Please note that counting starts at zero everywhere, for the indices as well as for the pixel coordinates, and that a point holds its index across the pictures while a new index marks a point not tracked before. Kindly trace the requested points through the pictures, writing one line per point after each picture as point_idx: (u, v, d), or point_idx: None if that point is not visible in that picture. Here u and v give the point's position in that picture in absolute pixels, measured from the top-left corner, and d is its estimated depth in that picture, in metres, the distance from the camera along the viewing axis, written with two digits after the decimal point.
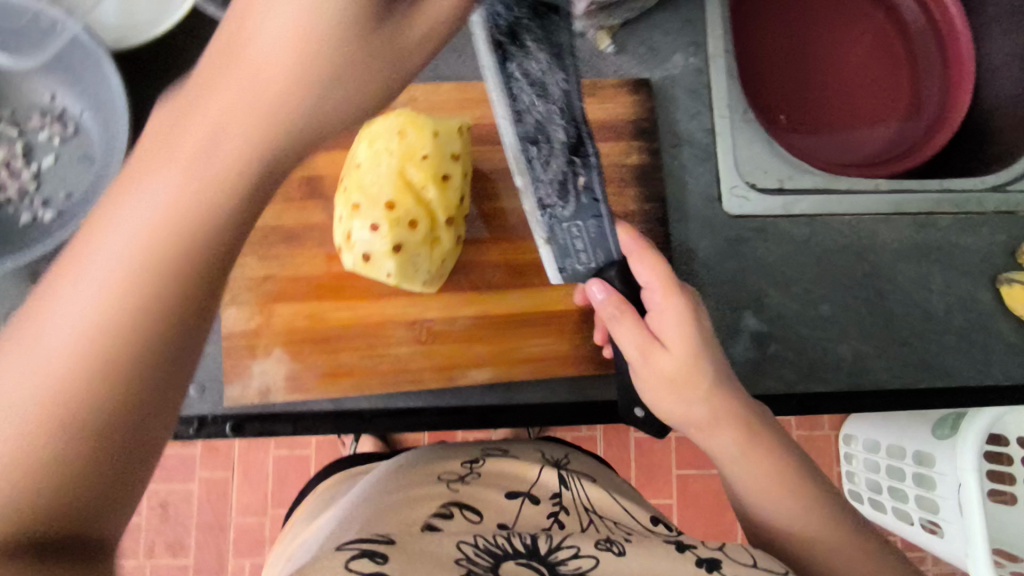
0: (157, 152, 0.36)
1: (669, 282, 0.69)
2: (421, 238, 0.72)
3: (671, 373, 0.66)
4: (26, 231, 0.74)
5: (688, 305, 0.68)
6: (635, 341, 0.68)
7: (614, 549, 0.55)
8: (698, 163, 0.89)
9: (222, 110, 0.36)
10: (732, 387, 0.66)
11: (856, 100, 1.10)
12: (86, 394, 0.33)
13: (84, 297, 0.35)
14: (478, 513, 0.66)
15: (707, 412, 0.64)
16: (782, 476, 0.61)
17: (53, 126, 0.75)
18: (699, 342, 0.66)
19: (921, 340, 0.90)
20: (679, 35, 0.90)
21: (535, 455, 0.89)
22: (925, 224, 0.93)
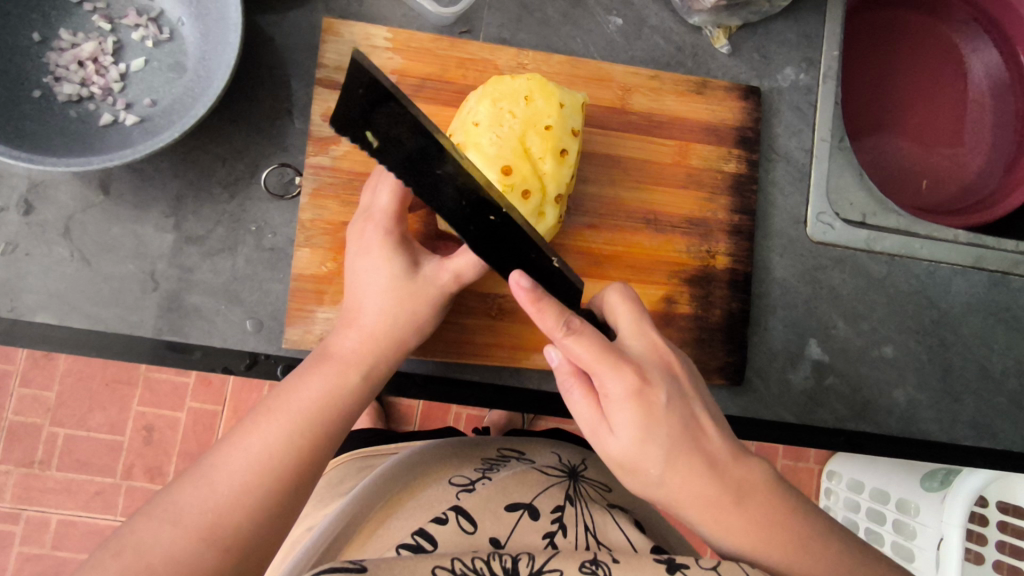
0: (376, 303, 0.65)
1: (601, 355, 0.54)
2: (530, 212, 0.68)
3: (620, 458, 0.57)
4: (105, 132, 0.70)
5: (633, 385, 0.55)
6: (586, 417, 0.59)
7: (599, 571, 0.52)
8: (791, 183, 0.87)
9: (402, 286, 0.66)
10: (696, 456, 0.57)
11: (937, 140, 1.09)
12: (338, 393, 0.61)
13: (337, 356, 0.63)
14: (473, 523, 0.67)
15: (666, 489, 0.57)
16: (769, 538, 0.57)
17: (148, 27, 0.71)
18: (654, 424, 0.55)
19: (974, 397, 0.89)
20: (794, 48, 0.87)
21: (551, 458, 0.86)
22: (999, 283, 0.91)
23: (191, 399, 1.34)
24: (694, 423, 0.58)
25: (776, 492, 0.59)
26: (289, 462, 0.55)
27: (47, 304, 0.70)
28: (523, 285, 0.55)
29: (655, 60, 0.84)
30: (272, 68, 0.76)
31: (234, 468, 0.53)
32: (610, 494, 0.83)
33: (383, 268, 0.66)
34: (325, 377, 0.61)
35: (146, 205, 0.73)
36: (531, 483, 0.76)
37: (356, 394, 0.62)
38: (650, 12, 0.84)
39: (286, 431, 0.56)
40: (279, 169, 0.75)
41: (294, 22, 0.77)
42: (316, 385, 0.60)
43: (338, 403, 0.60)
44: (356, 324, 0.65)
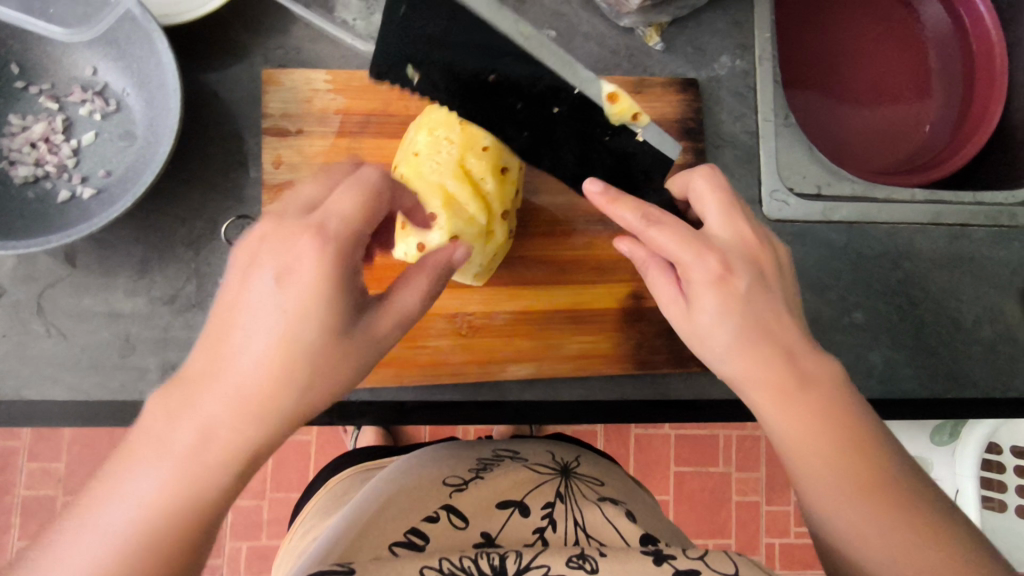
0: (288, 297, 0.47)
1: (682, 242, 0.57)
2: (478, 231, 0.70)
3: (699, 329, 0.59)
4: (64, 209, 0.72)
5: (713, 270, 0.57)
6: (665, 292, 0.63)
7: (586, 566, 0.57)
8: (740, 166, 0.89)
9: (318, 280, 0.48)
10: (768, 339, 0.57)
11: (884, 106, 1.12)
12: (240, 427, 0.46)
13: (231, 368, 0.46)
14: (465, 520, 0.71)
15: (731, 368, 0.59)
16: (825, 430, 0.57)
17: (94, 101, 0.73)
18: (733, 308, 0.57)
19: (950, 350, 0.90)
20: (727, 36, 0.89)
21: (544, 456, 0.89)
22: (959, 235, 0.92)
23: None
24: (775, 309, 0.58)
25: (853, 407, 0.58)
26: (212, 483, 0.45)
27: (30, 381, 0.72)
28: (595, 191, 0.59)
29: (592, 66, 0.86)
30: (220, 124, 0.78)
31: (117, 510, 0.44)
32: (602, 487, 0.84)
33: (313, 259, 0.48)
34: (221, 395, 0.46)
35: (114, 273, 0.75)
36: (523, 481, 0.80)
37: (265, 424, 0.47)
38: (581, 21, 0.86)
39: (174, 466, 0.45)
40: (238, 221, 0.76)
41: (236, 77, 0.79)
42: (218, 404, 0.46)
43: (242, 434, 0.46)
44: (258, 329, 0.47)
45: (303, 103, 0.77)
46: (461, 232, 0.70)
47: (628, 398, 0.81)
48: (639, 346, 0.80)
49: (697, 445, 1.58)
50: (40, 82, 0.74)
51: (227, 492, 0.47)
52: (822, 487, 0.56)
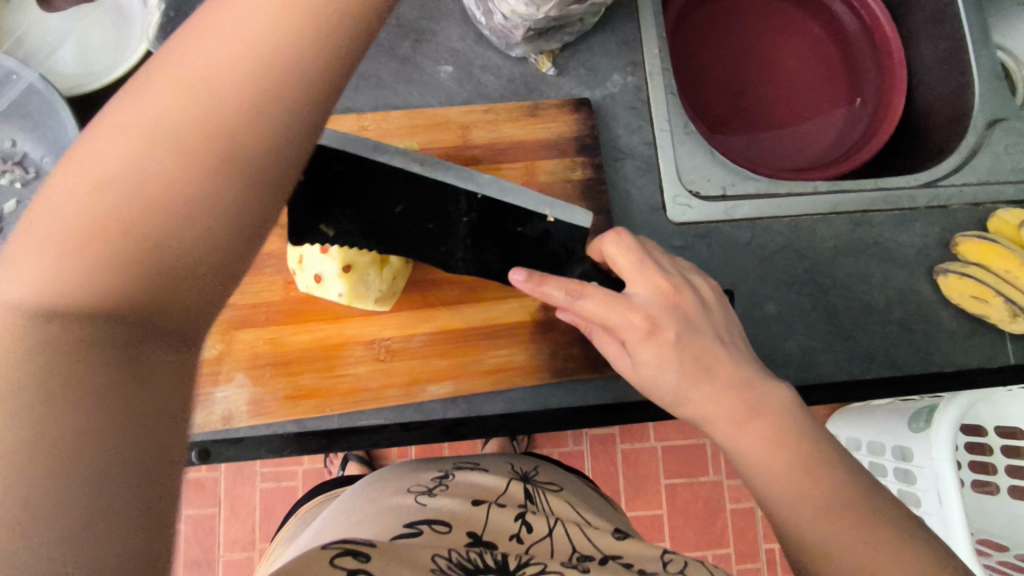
0: (169, 104, 0.36)
1: (608, 304, 0.64)
2: (371, 258, 0.74)
3: (643, 380, 0.65)
4: None
5: (643, 321, 0.63)
6: (608, 350, 0.68)
7: (576, 567, 0.61)
8: (641, 175, 0.93)
9: (168, 102, 0.36)
10: (717, 383, 0.61)
11: (796, 108, 1.18)
12: (112, 285, 0.34)
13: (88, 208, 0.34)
14: (447, 524, 0.68)
15: (688, 411, 0.63)
16: (793, 459, 0.57)
17: (13, 171, 0.78)
18: (664, 354, 0.62)
19: (864, 332, 0.93)
20: (617, 55, 0.95)
21: (505, 467, 0.94)
22: (861, 222, 0.96)
23: (187, 507, 1.43)
24: (712, 349, 0.63)
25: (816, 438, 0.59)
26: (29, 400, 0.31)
27: None
28: (519, 278, 0.67)
29: (491, 95, 0.91)
30: None
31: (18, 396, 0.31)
32: (562, 491, 0.89)
33: (145, 109, 0.36)
34: (66, 221, 0.34)
35: None
36: (486, 488, 0.82)
37: (95, 289, 0.34)
38: (476, 55, 0.91)
39: None
40: None
41: None
42: (58, 221, 0.34)
43: (87, 287, 0.34)
44: (95, 151, 0.35)
45: None
46: (355, 261, 0.74)
47: (549, 409, 0.84)
48: (554, 355, 0.83)
49: (682, 457, 1.59)
50: None
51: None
52: (796, 524, 0.56)
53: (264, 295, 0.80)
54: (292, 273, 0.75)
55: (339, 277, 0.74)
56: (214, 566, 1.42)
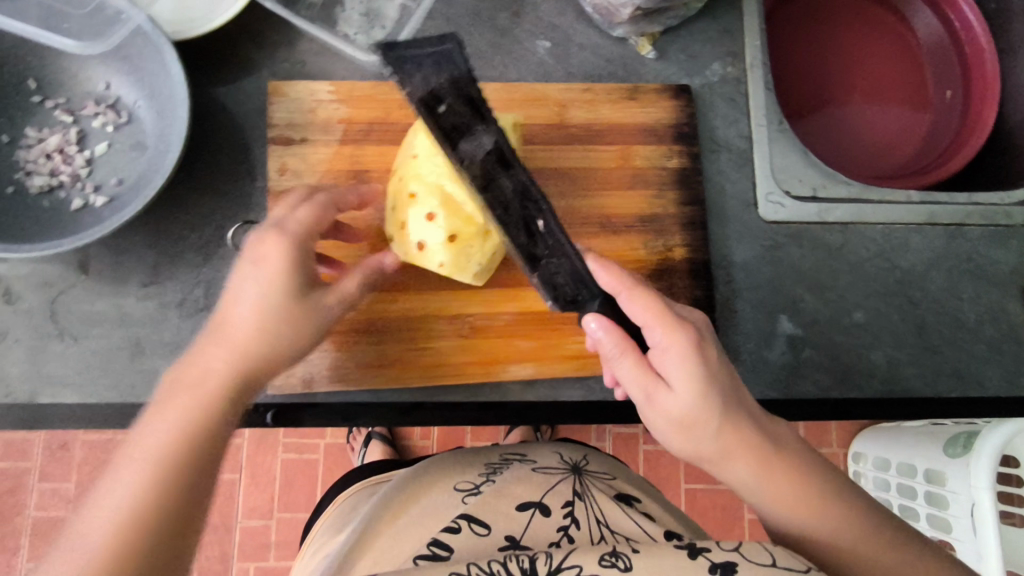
0: (267, 262, 0.62)
1: (660, 316, 0.62)
2: (477, 230, 0.72)
3: (678, 416, 0.60)
4: (77, 217, 0.74)
5: (689, 339, 0.61)
6: (636, 378, 0.62)
7: (618, 564, 0.58)
8: (736, 169, 0.90)
9: (270, 259, 0.62)
10: (746, 416, 0.61)
11: (879, 114, 1.13)
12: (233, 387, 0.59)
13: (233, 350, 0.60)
14: (486, 526, 0.72)
15: (719, 445, 0.60)
16: (810, 490, 0.61)
17: (106, 114, 0.76)
18: (710, 378, 0.60)
19: (953, 348, 0.90)
20: (717, 44, 0.91)
21: (553, 458, 0.89)
22: (956, 235, 0.93)
23: None
24: (736, 380, 0.63)
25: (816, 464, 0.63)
26: (106, 539, 0.48)
27: (41, 384, 0.74)
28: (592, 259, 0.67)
29: (587, 75, 0.88)
30: (228, 135, 0.81)
31: (97, 522, 0.49)
32: (614, 483, 0.87)
33: (247, 287, 0.61)
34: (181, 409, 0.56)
35: (125, 278, 0.77)
36: (536, 482, 0.81)
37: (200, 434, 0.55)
38: (575, 32, 0.89)
39: (145, 469, 0.52)
40: (245, 227, 0.79)
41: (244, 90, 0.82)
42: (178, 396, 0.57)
43: (202, 429, 0.55)
44: (242, 297, 0.61)
45: (306, 113, 0.79)
46: (460, 232, 0.72)
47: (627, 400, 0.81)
48: None
49: None
50: (55, 96, 0.77)
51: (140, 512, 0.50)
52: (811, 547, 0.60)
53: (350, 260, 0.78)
54: (394, 239, 0.73)
55: (444, 246, 0.71)
56: (232, 532, 1.41)
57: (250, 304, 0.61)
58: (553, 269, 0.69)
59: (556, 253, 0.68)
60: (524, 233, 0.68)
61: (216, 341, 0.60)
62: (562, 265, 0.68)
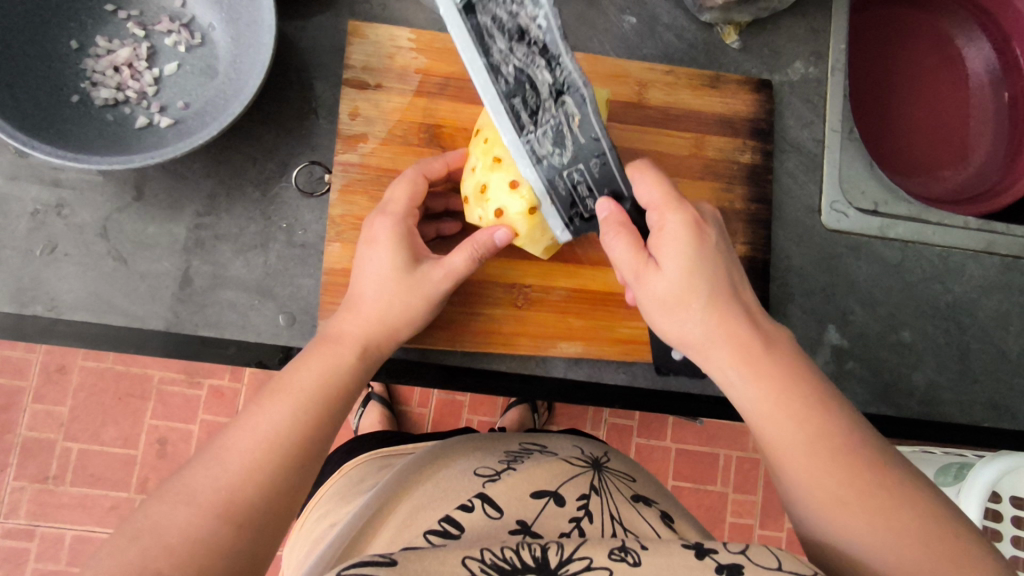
0: (381, 238, 0.69)
1: (666, 194, 0.60)
2: None
3: (664, 295, 0.59)
4: (139, 135, 0.72)
5: (687, 219, 0.59)
6: (629, 259, 0.61)
7: (628, 559, 0.53)
8: (804, 173, 0.89)
9: (385, 233, 0.69)
10: (738, 306, 0.58)
11: (938, 133, 1.07)
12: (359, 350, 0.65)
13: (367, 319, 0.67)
14: (499, 509, 0.69)
15: (705, 329, 0.58)
16: (797, 407, 0.54)
17: (180, 33, 0.74)
18: (700, 258, 0.58)
19: (992, 379, 0.90)
20: (803, 42, 0.90)
21: (574, 451, 0.88)
22: (1011, 267, 0.92)
23: (203, 412, 1.36)
24: (735, 272, 0.60)
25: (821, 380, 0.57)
26: (256, 460, 0.53)
27: (85, 303, 0.72)
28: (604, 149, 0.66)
29: (668, 57, 0.86)
30: (299, 70, 0.78)
31: (243, 447, 0.54)
32: (635, 484, 0.83)
33: (369, 262, 0.69)
34: (316, 362, 0.63)
35: (180, 205, 0.75)
36: (556, 472, 0.78)
37: (328, 388, 0.61)
38: (663, 11, 0.87)
39: (290, 411, 0.58)
40: (309, 167, 0.77)
41: (320, 27, 0.79)
42: (314, 359, 0.63)
43: (331, 386, 0.61)
44: (367, 268, 0.68)
45: (384, 58, 0.77)
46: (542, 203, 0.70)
47: (671, 391, 0.81)
48: None
49: None
50: (129, 9, 0.74)
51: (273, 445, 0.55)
52: (792, 468, 0.53)
53: None
54: (473, 202, 0.71)
55: (525, 217, 0.69)
56: None
57: (371, 285, 0.68)
58: (579, 178, 0.65)
59: (581, 160, 0.64)
60: (551, 141, 0.63)
61: (346, 311, 0.68)
62: (587, 173, 0.65)
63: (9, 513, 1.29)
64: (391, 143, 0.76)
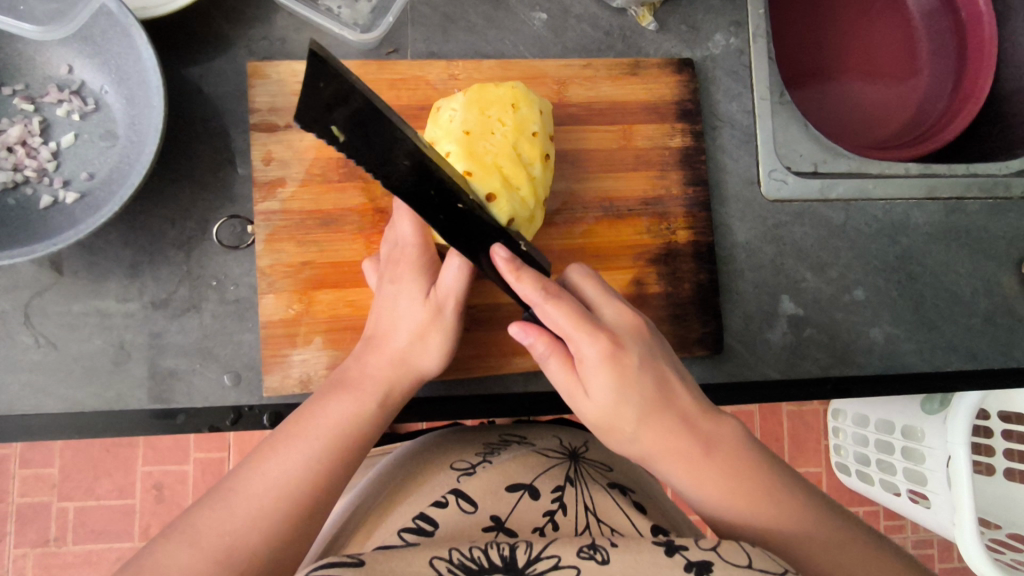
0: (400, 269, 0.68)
1: (576, 320, 0.56)
2: (528, 213, 0.70)
3: (597, 420, 0.58)
4: (46, 214, 0.69)
5: (606, 348, 0.56)
6: (562, 384, 0.59)
7: (596, 556, 0.51)
8: (738, 147, 0.88)
9: (403, 265, 0.68)
10: (671, 413, 0.58)
11: (873, 79, 1.05)
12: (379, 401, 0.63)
13: (387, 359, 0.65)
14: (473, 503, 0.68)
15: (642, 446, 0.58)
16: (751, 502, 0.56)
17: (71, 101, 0.70)
18: (627, 385, 0.56)
19: (949, 323, 0.91)
20: (721, 13, 0.88)
21: (551, 441, 0.84)
22: (955, 209, 0.92)
23: (194, 451, 1.34)
24: (664, 376, 0.58)
25: (764, 462, 0.58)
26: (264, 508, 0.53)
27: (22, 394, 0.70)
28: (501, 257, 0.58)
29: (584, 49, 0.84)
30: (206, 120, 0.75)
31: (253, 493, 0.54)
32: (612, 472, 0.82)
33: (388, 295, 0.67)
34: (340, 404, 0.61)
35: (103, 278, 0.72)
36: (531, 464, 0.76)
37: (349, 435, 0.60)
38: (573, 2, 0.84)
39: (305, 457, 0.57)
40: (230, 221, 0.74)
41: (220, 71, 0.76)
42: (335, 409, 0.61)
43: (353, 429, 0.61)
44: (387, 303, 0.67)
45: (291, 96, 0.74)
46: (515, 214, 0.69)
47: None
48: None
49: None
50: (13, 83, 0.71)
51: (291, 498, 0.55)
52: None
53: (342, 253, 0.74)
54: None
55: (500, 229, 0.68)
56: None
57: (406, 326, 0.66)
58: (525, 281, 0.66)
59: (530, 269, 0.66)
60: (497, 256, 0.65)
61: (374, 350, 0.66)
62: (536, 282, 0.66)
63: None
64: (310, 183, 0.74)
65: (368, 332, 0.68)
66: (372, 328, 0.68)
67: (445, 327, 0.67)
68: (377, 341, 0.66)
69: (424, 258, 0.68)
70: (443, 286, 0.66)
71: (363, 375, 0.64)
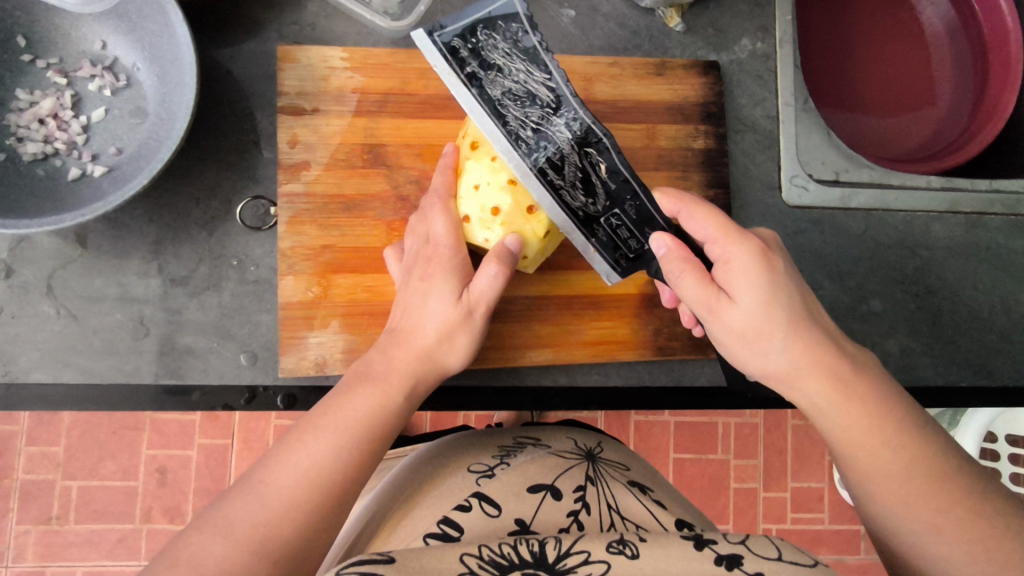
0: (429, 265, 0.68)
1: (725, 226, 0.59)
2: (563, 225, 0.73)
3: (742, 329, 0.58)
4: (74, 187, 0.70)
5: (756, 251, 0.58)
6: (698, 297, 0.59)
7: (626, 552, 0.51)
8: (761, 152, 0.88)
9: (433, 261, 0.68)
10: (821, 334, 0.58)
11: (897, 90, 1.04)
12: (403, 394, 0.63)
13: (411, 352, 0.65)
14: (497, 506, 0.68)
15: (789, 361, 0.57)
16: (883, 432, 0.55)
17: (103, 77, 0.71)
18: (776, 286, 0.57)
19: (967, 338, 0.90)
20: (749, 18, 0.88)
21: (567, 442, 0.84)
22: (976, 224, 0.91)
23: (199, 436, 1.34)
24: (810, 299, 0.59)
25: (905, 406, 0.57)
26: (295, 498, 0.54)
27: (41, 363, 0.71)
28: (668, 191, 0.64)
29: (611, 48, 0.85)
30: (233, 101, 0.76)
31: (284, 483, 0.54)
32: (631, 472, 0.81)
33: (416, 289, 0.68)
34: (365, 396, 0.61)
35: (126, 253, 0.73)
36: (550, 466, 0.76)
37: (376, 426, 0.60)
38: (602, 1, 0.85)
39: (334, 450, 0.57)
40: (253, 202, 0.75)
41: (250, 54, 0.77)
42: (359, 401, 0.61)
43: (381, 421, 0.61)
44: (414, 297, 0.67)
45: (319, 81, 0.75)
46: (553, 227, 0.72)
47: (643, 387, 0.81)
48: (658, 332, 0.79)
49: None
50: (47, 56, 0.72)
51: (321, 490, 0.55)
52: (882, 491, 0.55)
53: (363, 238, 0.75)
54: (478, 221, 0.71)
55: (537, 241, 0.71)
56: None
57: (433, 322, 0.66)
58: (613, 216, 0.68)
59: (615, 205, 0.68)
60: (581, 192, 0.67)
61: (399, 344, 0.66)
62: (624, 217, 0.68)
63: (17, 559, 1.28)
64: (334, 168, 0.75)
65: (393, 325, 0.68)
66: (397, 322, 0.68)
67: (469, 326, 0.67)
68: (401, 336, 0.66)
69: (453, 257, 0.69)
70: (475, 288, 0.66)
71: (388, 367, 0.64)
